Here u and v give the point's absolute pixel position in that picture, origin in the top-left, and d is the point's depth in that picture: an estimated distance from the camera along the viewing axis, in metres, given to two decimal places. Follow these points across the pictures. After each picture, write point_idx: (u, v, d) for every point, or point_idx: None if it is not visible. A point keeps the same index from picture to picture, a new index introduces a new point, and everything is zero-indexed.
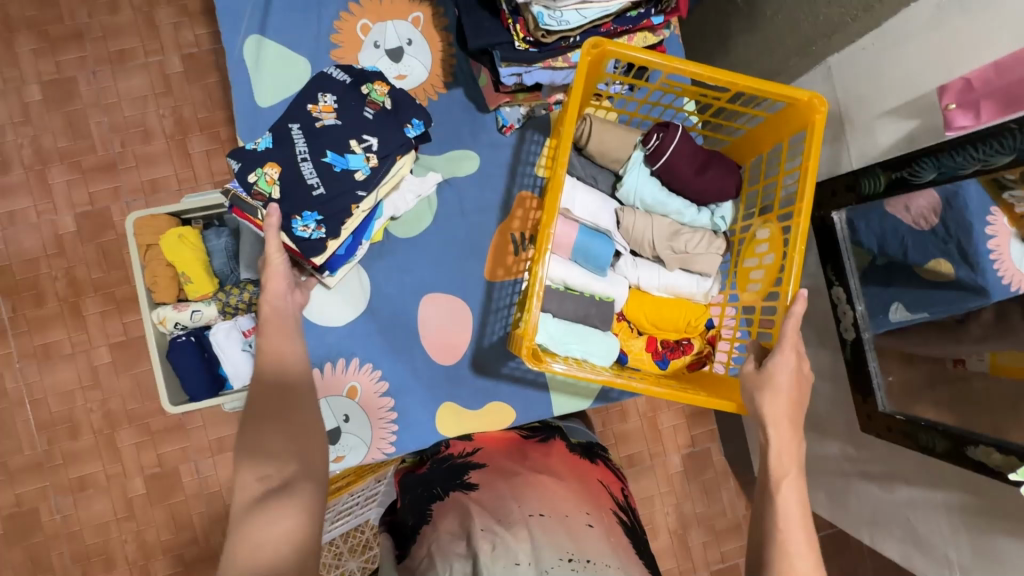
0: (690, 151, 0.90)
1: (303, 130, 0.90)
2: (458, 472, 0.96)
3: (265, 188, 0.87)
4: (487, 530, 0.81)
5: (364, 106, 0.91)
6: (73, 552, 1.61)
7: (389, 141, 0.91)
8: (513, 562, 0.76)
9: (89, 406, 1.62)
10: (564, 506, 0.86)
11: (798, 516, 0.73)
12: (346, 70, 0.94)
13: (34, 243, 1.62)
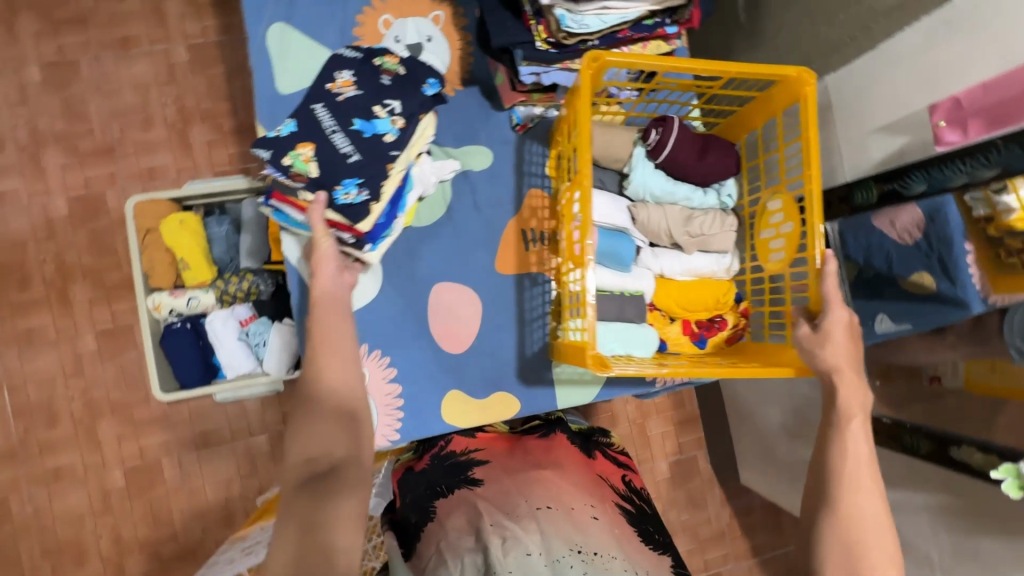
0: (689, 139, 0.90)
1: (327, 107, 0.88)
2: (461, 470, 0.98)
3: (302, 167, 0.85)
4: (496, 524, 0.83)
5: (380, 75, 0.90)
6: (44, 547, 1.51)
7: (412, 102, 0.89)
8: (524, 553, 0.78)
9: (70, 394, 1.53)
10: (570, 498, 0.87)
11: (866, 456, 0.76)
12: (355, 49, 0.93)
13: (23, 225, 1.55)
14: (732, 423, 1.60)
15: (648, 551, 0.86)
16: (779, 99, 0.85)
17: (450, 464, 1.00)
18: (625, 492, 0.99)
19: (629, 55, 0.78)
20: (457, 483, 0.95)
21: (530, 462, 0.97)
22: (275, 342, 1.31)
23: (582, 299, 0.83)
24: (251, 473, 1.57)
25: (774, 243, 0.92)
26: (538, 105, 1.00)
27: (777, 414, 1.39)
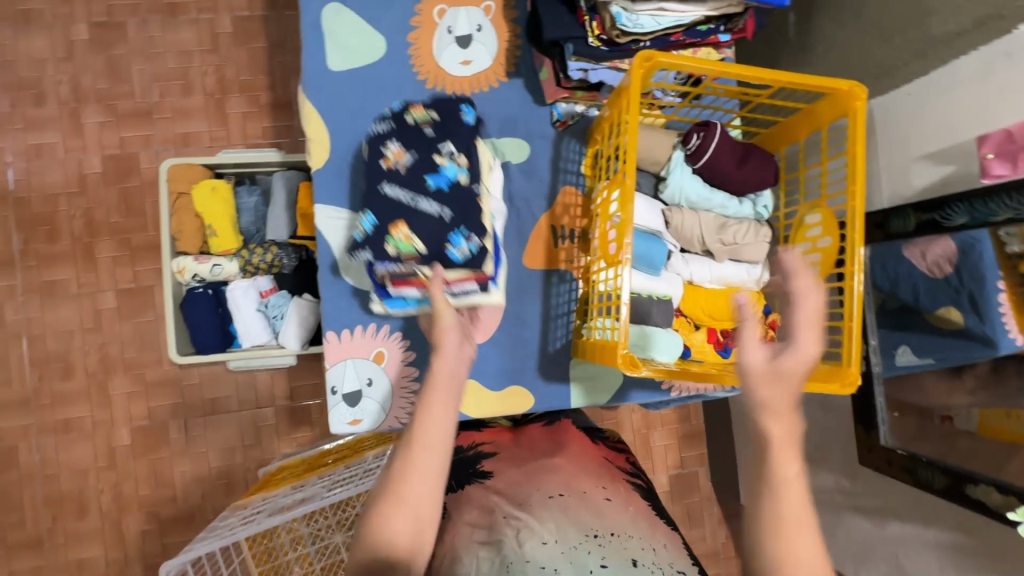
0: (730, 145, 0.89)
1: (394, 183, 0.85)
2: (470, 463, 0.98)
3: (409, 247, 0.83)
4: (508, 516, 0.82)
5: (420, 129, 0.88)
6: (46, 496, 1.52)
7: (462, 136, 0.88)
8: (538, 540, 0.76)
9: (87, 348, 1.55)
10: (581, 483, 0.89)
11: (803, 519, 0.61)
12: (382, 120, 0.91)
13: (57, 178, 1.57)
14: (737, 442, 1.59)
15: (662, 524, 0.86)
16: (824, 114, 0.85)
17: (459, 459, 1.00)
18: (631, 470, 1.01)
19: (681, 57, 0.77)
20: (468, 478, 0.95)
21: (537, 454, 0.97)
22: (293, 316, 1.31)
23: (615, 298, 0.82)
24: (255, 444, 1.58)
25: (808, 257, 0.91)
26: (580, 103, 1.00)
27: None
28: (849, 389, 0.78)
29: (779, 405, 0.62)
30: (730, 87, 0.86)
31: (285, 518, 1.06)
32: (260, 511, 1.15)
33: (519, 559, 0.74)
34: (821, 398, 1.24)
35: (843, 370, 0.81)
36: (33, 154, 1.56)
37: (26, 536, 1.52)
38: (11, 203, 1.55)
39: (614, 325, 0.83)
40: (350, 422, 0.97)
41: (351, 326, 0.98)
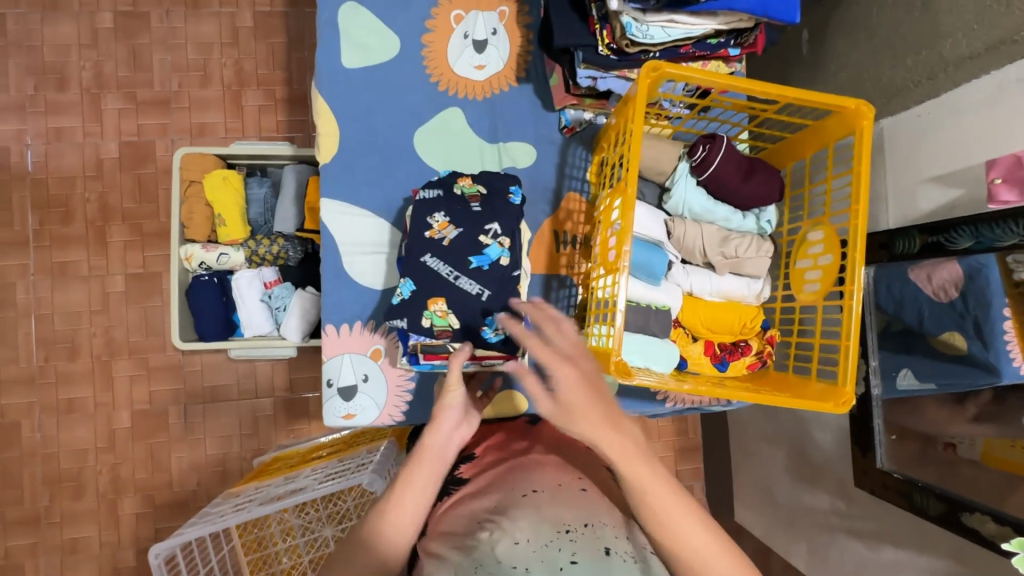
0: (734, 159, 0.89)
1: (435, 256, 0.87)
2: (451, 471, 0.96)
3: (443, 324, 0.86)
4: (482, 520, 0.77)
5: (468, 202, 0.89)
6: (45, 474, 1.54)
7: (509, 216, 0.89)
8: (510, 540, 0.72)
9: (93, 330, 1.57)
10: (556, 476, 0.85)
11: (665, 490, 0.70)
12: (431, 185, 0.91)
13: (74, 162, 1.60)
14: (733, 458, 1.58)
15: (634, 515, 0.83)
16: (832, 131, 0.84)
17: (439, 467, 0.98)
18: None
19: (688, 68, 0.77)
20: (447, 485, 0.93)
21: (517, 453, 0.94)
22: (296, 309, 1.32)
23: (612, 305, 0.82)
24: (253, 434, 1.60)
25: (809, 274, 0.90)
26: (588, 110, 1.00)
27: (782, 455, 1.37)
28: (842, 408, 0.77)
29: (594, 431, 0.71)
30: (737, 100, 0.86)
31: (278, 506, 1.07)
32: (253, 499, 1.16)
33: (490, 562, 0.70)
34: (820, 417, 1.23)
35: (838, 389, 0.80)
36: (53, 138, 1.59)
37: (24, 512, 1.53)
38: (29, 185, 1.58)
39: (609, 332, 0.83)
40: (343, 416, 0.97)
41: (350, 321, 0.99)
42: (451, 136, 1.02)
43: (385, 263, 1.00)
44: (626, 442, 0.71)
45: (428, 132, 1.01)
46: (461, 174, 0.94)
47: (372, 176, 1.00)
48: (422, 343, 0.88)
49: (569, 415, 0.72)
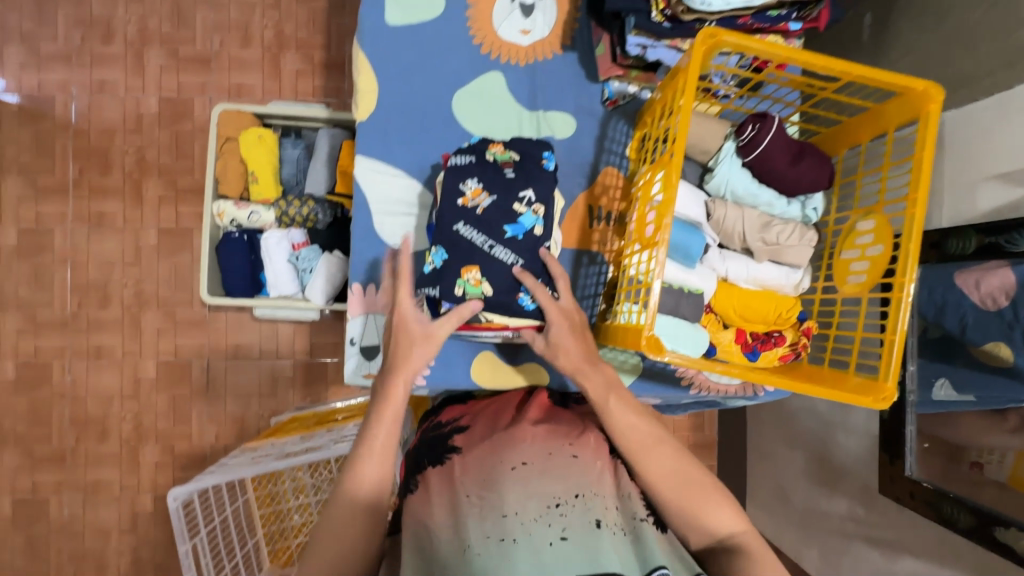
0: (785, 140, 0.86)
1: (469, 224, 0.84)
2: (442, 440, 0.85)
3: (475, 291, 0.83)
4: (470, 495, 0.72)
5: (501, 168, 0.87)
6: (72, 416, 1.59)
7: (543, 183, 0.87)
8: (499, 513, 0.68)
9: (125, 281, 1.60)
10: (545, 444, 0.77)
11: (634, 425, 0.77)
12: (464, 151, 0.89)
13: (115, 114, 1.61)
14: (749, 457, 1.55)
15: (625, 474, 0.78)
16: (892, 117, 0.80)
17: (432, 436, 0.87)
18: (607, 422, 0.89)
19: (748, 38, 0.74)
20: (438, 455, 0.82)
21: (506, 422, 0.85)
22: (322, 272, 1.33)
23: (646, 281, 0.80)
24: (271, 394, 1.62)
25: (855, 265, 0.86)
26: (634, 84, 0.98)
27: (801, 457, 1.33)
28: (883, 404, 0.74)
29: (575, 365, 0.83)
30: (794, 77, 0.82)
31: (290, 463, 1.08)
32: (268, 454, 1.17)
33: (477, 539, 0.67)
34: (845, 421, 1.19)
35: (879, 384, 0.77)
36: (96, 89, 1.61)
37: (50, 451, 1.58)
38: (71, 133, 1.60)
39: (641, 309, 0.80)
40: (364, 375, 0.98)
41: (376, 281, 0.98)
42: (491, 102, 1.00)
43: (415, 227, 0.99)
44: (600, 378, 0.82)
45: (467, 95, 1.00)
46: (492, 140, 0.91)
47: (408, 138, 0.99)
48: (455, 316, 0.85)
49: (555, 352, 0.85)
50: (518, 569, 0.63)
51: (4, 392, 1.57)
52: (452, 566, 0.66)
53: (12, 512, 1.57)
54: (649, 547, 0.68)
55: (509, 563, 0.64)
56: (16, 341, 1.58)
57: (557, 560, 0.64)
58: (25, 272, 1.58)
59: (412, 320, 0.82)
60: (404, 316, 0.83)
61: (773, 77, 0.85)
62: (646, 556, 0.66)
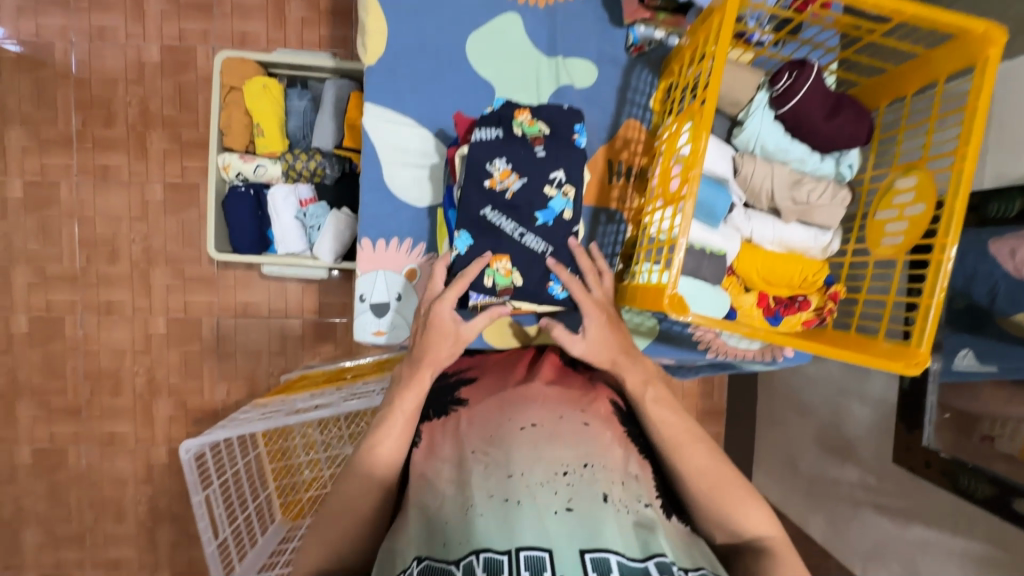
0: (823, 90, 0.80)
1: (496, 208, 0.82)
2: (448, 390, 0.81)
3: (505, 282, 0.82)
4: (473, 452, 0.67)
5: (531, 145, 0.83)
6: (86, 370, 1.60)
7: (573, 162, 0.83)
8: (503, 474, 0.63)
9: (133, 236, 1.58)
10: (556, 406, 0.72)
11: (675, 419, 0.74)
12: (486, 123, 0.84)
13: (116, 63, 1.55)
14: (758, 425, 1.54)
15: (636, 453, 0.71)
16: (942, 64, 0.75)
17: (437, 385, 0.83)
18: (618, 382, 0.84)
19: None
20: (444, 405, 0.78)
21: (517, 378, 0.80)
22: (330, 229, 1.29)
23: (670, 239, 0.76)
24: (281, 352, 1.62)
25: (891, 226, 0.83)
26: (661, 29, 0.90)
27: (812, 426, 1.31)
28: (914, 369, 0.72)
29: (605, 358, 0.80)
30: (839, 16, 0.76)
31: (300, 419, 1.07)
32: (278, 409, 1.18)
33: (481, 498, 0.62)
34: (860, 390, 1.16)
35: (910, 349, 0.74)
36: (95, 36, 1.54)
37: (67, 403, 1.61)
38: (72, 83, 1.55)
39: (662, 270, 0.77)
40: (375, 332, 0.96)
41: (386, 236, 0.95)
42: (507, 46, 0.94)
43: (428, 180, 0.95)
44: (638, 371, 0.79)
45: (481, 38, 0.94)
46: (518, 105, 0.85)
47: (420, 86, 0.94)
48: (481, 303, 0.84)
49: (593, 349, 0.80)
50: (518, 532, 0.58)
51: (18, 345, 1.58)
52: (452, 526, 0.61)
53: (33, 461, 1.61)
54: (653, 532, 0.60)
55: (510, 524, 0.59)
56: (27, 295, 1.57)
57: (559, 530, 0.58)
58: (33, 226, 1.56)
59: (447, 320, 0.79)
60: (439, 314, 0.79)
61: (816, 17, 0.78)
62: (649, 540, 0.59)
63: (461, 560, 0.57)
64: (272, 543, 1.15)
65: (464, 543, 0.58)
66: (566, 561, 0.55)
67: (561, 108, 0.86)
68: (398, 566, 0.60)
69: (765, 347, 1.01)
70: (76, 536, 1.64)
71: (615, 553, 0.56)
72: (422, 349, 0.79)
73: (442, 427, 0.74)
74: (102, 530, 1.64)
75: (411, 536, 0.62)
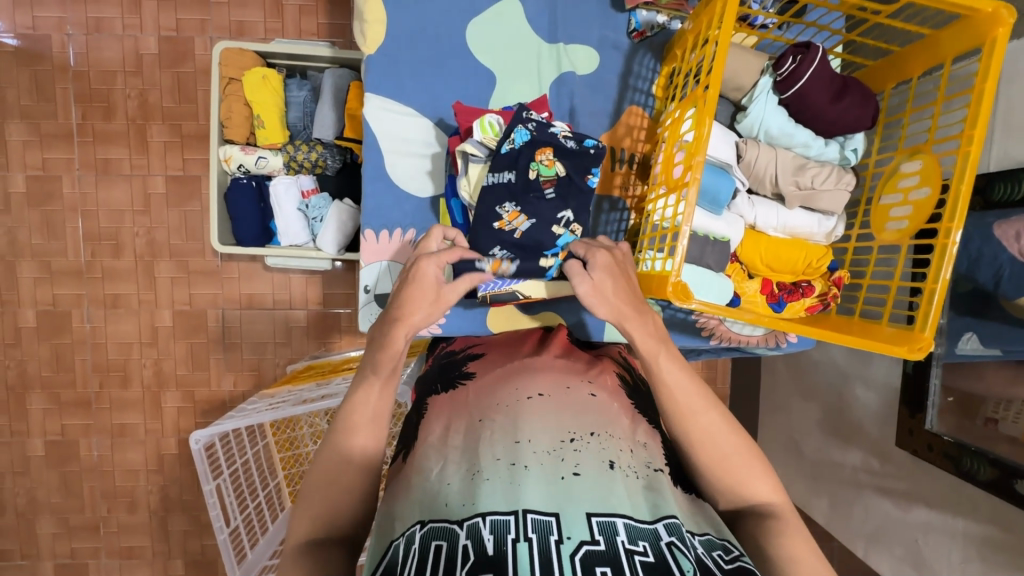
0: (827, 74, 0.79)
1: (505, 249, 0.83)
2: (455, 366, 0.81)
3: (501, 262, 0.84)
4: (478, 421, 0.66)
5: (540, 187, 0.82)
6: (94, 362, 1.62)
7: (583, 204, 0.84)
8: (511, 441, 0.61)
9: (136, 230, 1.59)
10: (562, 377, 0.70)
11: (683, 380, 0.68)
12: (497, 163, 0.82)
13: (114, 55, 1.54)
14: (760, 409, 1.54)
15: (643, 423, 0.69)
16: (950, 44, 0.74)
17: (446, 364, 0.83)
18: (622, 362, 0.83)
19: None
20: (451, 379, 0.77)
21: (524, 351, 0.81)
22: (333, 220, 1.30)
23: (672, 228, 0.75)
24: (286, 343, 1.63)
25: (895, 210, 0.83)
26: (663, 12, 0.90)
27: (815, 410, 1.31)
28: (918, 353, 0.72)
29: (626, 312, 0.70)
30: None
31: (307, 409, 1.08)
32: (286, 400, 1.18)
33: (487, 463, 0.59)
34: (864, 375, 1.16)
35: (914, 335, 0.75)
36: (92, 28, 1.53)
37: (77, 396, 1.62)
38: (71, 76, 1.54)
39: (666, 256, 0.77)
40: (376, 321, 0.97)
41: (389, 226, 0.95)
42: (508, 31, 0.94)
43: (429, 169, 0.95)
44: (649, 327, 0.70)
45: (482, 25, 0.93)
46: (540, 142, 0.81)
47: (420, 72, 0.93)
48: (491, 293, 0.84)
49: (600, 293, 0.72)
50: (525, 497, 0.55)
51: (26, 339, 1.60)
52: (455, 490, 0.58)
53: (45, 453, 1.63)
54: (661, 495, 0.59)
55: (517, 488, 0.56)
56: (33, 289, 1.58)
57: (567, 495, 0.56)
58: (37, 221, 1.57)
59: (430, 277, 0.73)
60: (424, 270, 0.73)
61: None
62: (657, 502, 0.58)
63: (466, 521, 0.54)
64: (281, 533, 1.16)
65: (470, 505, 0.56)
66: (574, 523, 0.53)
67: (586, 151, 0.82)
68: (397, 528, 0.58)
69: (769, 333, 1.02)
70: (90, 525, 1.67)
71: (622, 516, 0.55)
72: (401, 305, 0.71)
73: (449, 401, 0.73)
74: (115, 519, 1.67)
75: (410, 503, 0.59)
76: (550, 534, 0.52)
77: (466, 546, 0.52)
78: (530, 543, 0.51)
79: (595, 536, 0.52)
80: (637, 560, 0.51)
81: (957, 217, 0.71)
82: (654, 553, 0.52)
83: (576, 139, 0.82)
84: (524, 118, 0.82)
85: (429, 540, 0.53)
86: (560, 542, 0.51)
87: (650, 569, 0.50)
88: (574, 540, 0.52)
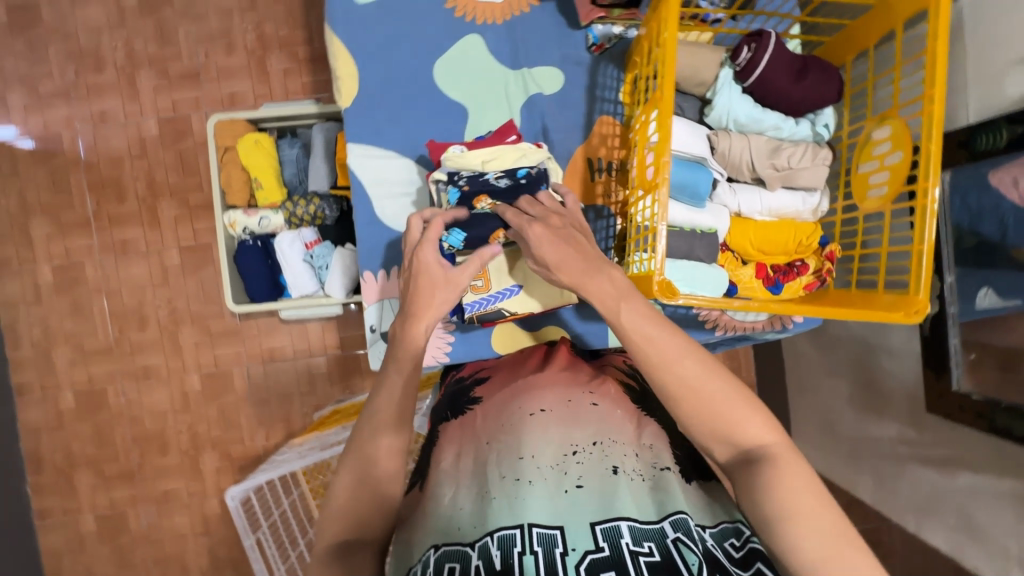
0: (785, 58, 0.80)
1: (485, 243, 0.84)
2: (464, 393, 0.82)
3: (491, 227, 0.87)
4: (488, 444, 0.67)
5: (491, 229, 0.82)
6: (134, 435, 1.68)
7: None
8: (515, 457, 0.62)
9: (158, 303, 1.66)
10: (565, 391, 0.71)
11: (647, 326, 0.64)
12: None
13: (120, 143, 1.64)
14: (790, 392, 1.52)
15: (652, 424, 0.70)
16: (901, 9, 0.75)
17: (456, 391, 0.85)
18: (626, 368, 0.82)
19: None
20: (461, 406, 0.79)
21: (529, 368, 0.82)
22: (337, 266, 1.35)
23: (652, 228, 0.77)
24: (311, 391, 1.67)
25: (874, 177, 0.83)
26: (618, 24, 0.93)
27: (844, 387, 1.29)
28: (916, 316, 0.72)
29: (576, 268, 0.68)
30: None
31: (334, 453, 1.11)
32: (313, 447, 1.21)
33: (495, 483, 0.61)
34: (887, 344, 1.14)
35: (911, 298, 0.74)
36: (98, 120, 1.63)
37: (120, 468, 1.68)
38: (83, 168, 1.64)
39: (648, 257, 0.78)
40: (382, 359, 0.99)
41: (387, 265, 0.98)
42: (474, 65, 0.98)
43: (416, 204, 0.99)
44: (606, 282, 0.67)
45: (448, 62, 0.98)
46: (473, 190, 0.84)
47: (396, 116, 0.98)
48: (478, 314, 0.91)
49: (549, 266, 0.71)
50: (530, 510, 0.57)
51: (68, 421, 1.67)
52: (468, 513, 0.60)
53: (97, 528, 1.69)
54: (668, 494, 0.61)
55: (523, 504, 0.58)
56: (70, 371, 1.66)
57: (571, 507, 0.58)
58: (67, 306, 1.66)
59: (433, 265, 0.73)
60: (425, 260, 0.74)
61: None
62: (663, 500, 0.60)
63: (477, 541, 0.56)
64: None
65: (481, 526, 0.58)
66: (578, 534, 0.56)
67: (519, 182, 0.84)
68: (415, 553, 0.60)
69: (773, 317, 1.01)
70: None
71: (627, 519, 0.57)
72: (413, 301, 0.73)
73: (459, 427, 0.74)
74: None
75: (427, 528, 0.61)
76: (556, 547, 0.55)
77: (479, 566, 0.54)
78: (536, 556, 0.54)
79: (600, 544, 0.55)
80: (642, 562, 0.53)
81: (937, 175, 0.71)
82: (658, 553, 0.54)
83: (509, 176, 0.85)
84: (455, 179, 0.86)
85: (442, 562, 0.55)
86: (566, 554, 0.54)
87: (654, 569, 0.53)
88: (578, 550, 0.55)
